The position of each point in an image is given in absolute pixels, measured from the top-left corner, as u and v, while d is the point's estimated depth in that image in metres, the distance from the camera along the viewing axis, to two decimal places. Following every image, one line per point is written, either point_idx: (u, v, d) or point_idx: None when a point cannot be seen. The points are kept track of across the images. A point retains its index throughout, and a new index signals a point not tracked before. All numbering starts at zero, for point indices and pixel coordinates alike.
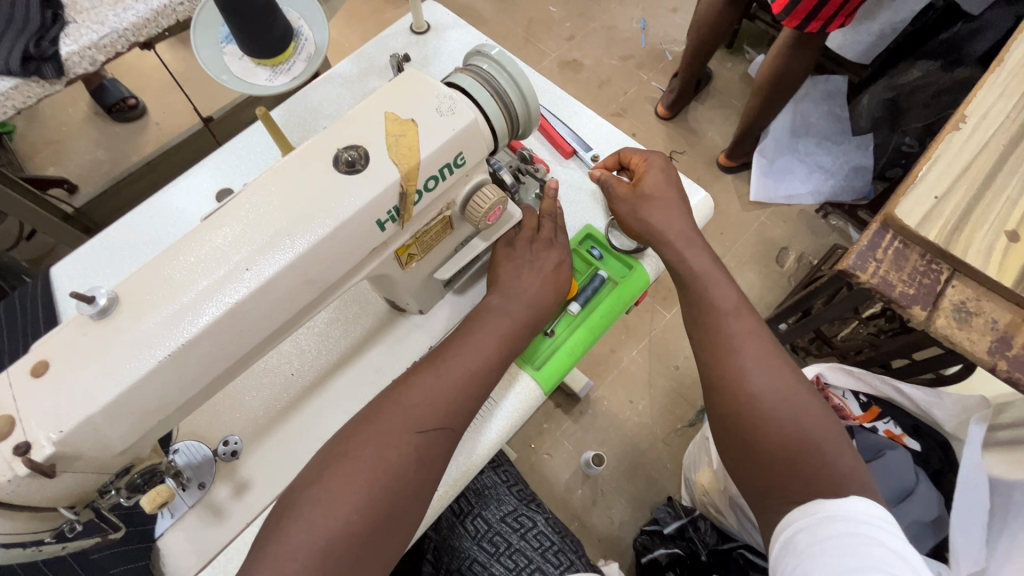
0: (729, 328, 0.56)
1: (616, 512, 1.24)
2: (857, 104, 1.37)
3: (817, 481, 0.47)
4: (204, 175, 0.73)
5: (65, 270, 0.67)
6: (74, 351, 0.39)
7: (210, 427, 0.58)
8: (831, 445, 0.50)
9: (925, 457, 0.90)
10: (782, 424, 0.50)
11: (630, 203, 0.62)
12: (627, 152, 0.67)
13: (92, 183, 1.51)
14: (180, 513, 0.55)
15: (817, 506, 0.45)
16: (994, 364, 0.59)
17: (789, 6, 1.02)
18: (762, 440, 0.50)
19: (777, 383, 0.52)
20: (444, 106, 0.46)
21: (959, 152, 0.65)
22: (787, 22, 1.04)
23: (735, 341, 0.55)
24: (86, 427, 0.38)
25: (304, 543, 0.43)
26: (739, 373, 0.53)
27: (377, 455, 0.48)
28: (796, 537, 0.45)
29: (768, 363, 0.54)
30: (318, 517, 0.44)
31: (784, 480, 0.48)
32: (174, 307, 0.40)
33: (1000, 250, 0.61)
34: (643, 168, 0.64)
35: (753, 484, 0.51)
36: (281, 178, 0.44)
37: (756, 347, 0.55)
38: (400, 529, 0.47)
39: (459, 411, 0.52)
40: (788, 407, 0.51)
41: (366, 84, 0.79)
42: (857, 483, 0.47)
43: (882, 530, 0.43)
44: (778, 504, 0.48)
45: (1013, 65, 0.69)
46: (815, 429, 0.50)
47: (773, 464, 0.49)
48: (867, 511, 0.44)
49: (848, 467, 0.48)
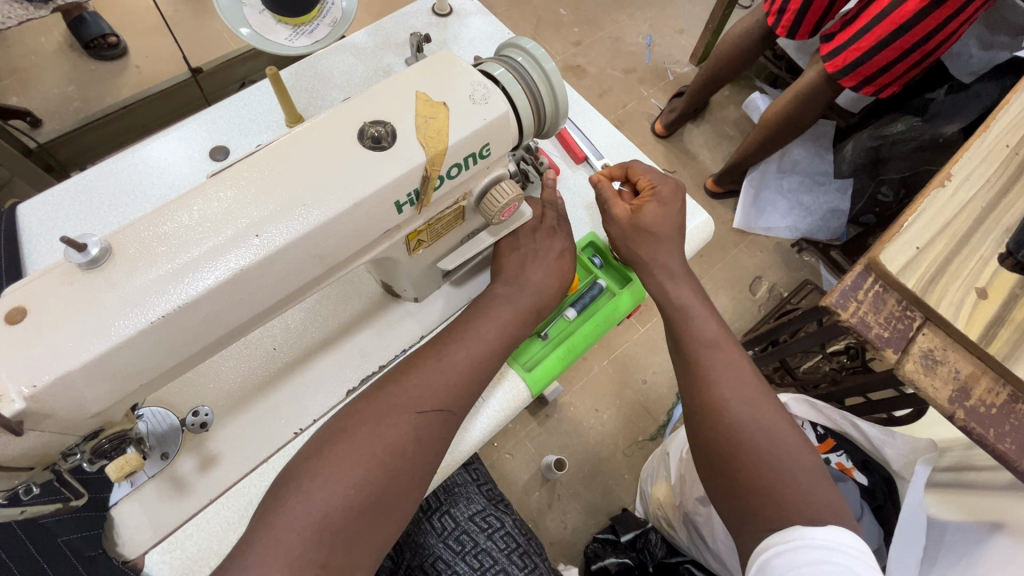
0: (705, 358, 0.57)
1: (570, 518, 1.25)
2: (841, 150, 1.41)
3: (792, 507, 0.48)
4: (199, 128, 0.69)
5: (34, 209, 0.62)
6: (57, 300, 0.36)
7: (178, 395, 0.55)
8: (805, 473, 0.51)
9: (871, 491, 0.92)
10: (760, 454, 0.51)
11: (633, 225, 0.62)
12: (638, 169, 0.66)
13: (58, 120, 1.41)
14: (139, 483, 0.52)
15: (794, 532, 0.46)
16: (953, 412, 0.62)
17: (849, 68, 1.06)
18: (743, 466, 0.51)
19: (754, 412, 0.54)
20: (478, 95, 0.45)
21: (942, 207, 0.68)
22: (844, 81, 1.08)
23: (713, 372, 0.56)
24: (62, 384, 0.35)
25: (304, 514, 0.43)
26: (719, 401, 0.55)
27: (377, 433, 0.47)
28: (773, 561, 0.46)
29: (745, 392, 0.55)
30: (316, 489, 0.44)
31: (763, 505, 0.49)
32: (173, 265, 0.38)
33: (969, 304, 0.64)
34: (649, 195, 0.63)
35: (732, 509, 0.52)
36: (300, 144, 0.42)
37: (736, 378, 0.56)
38: (395, 509, 0.47)
39: (449, 403, 0.51)
40: (768, 434, 0.53)
41: (380, 59, 0.76)
42: (833, 511, 0.48)
43: (853, 557, 0.44)
44: (756, 527, 0.49)
45: (997, 132, 0.72)
46: (787, 458, 0.52)
47: (751, 490, 0.50)
48: (841, 539, 0.45)
49: (824, 496, 0.49)
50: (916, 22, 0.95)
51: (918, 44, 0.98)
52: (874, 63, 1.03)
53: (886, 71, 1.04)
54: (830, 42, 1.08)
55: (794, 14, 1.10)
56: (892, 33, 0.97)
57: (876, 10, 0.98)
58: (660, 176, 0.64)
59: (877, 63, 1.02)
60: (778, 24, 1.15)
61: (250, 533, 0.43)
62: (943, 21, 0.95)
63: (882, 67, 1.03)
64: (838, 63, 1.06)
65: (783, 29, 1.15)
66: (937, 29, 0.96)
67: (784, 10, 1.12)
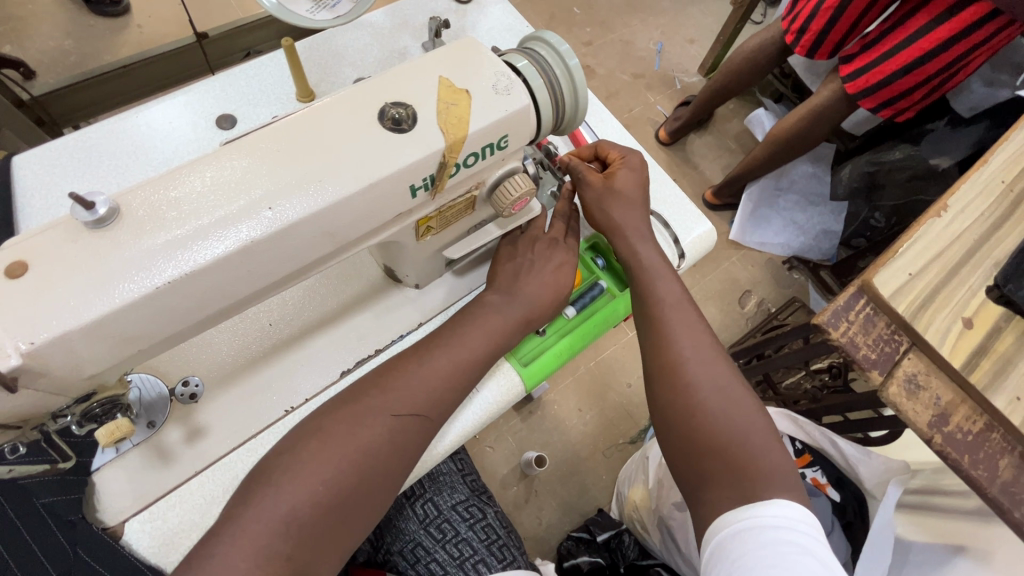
0: (669, 318, 0.57)
1: (545, 514, 1.26)
2: (837, 174, 1.44)
3: (744, 474, 0.49)
4: (206, 95, 0.68)
5: (29, 163, 0.61)
6: (59, 257, 0.35)
7: (170, 364, 0.55)
8: (760, 438, 0.51)
9: (842, 507, 0.95)
10: (716, 416, 0.52)
11: (606, 188, 0.60)
12: (605, 144, 0.64)
13: (53, 75, 1.37)
14: (123, 450, 0.51)
15: (748, 512, 0.46)
16: (931, 436, 0.64)
17: (870, 89, 1.07)
18: (701, 432, 0.51)
19: (712, 375, 0.54)
20: (501, 85, 0.45)
21: (937, 236, 0.70)
22: (863, 102, 1.10)
23: (673, 328, 0.56)
24: (61, 343, 0.35)
25: (271, 509, 0.43)
26: (677, 361, 0.54)
27: (349, 433, 0.47)
28: (728, 542, 0.46)
29: (704, 355, 0.55)
30: (283, 486, 0.44)
31: (716, 471, 0.49)
32: (182, 231, 0.37)
33: (955, 332, 0.66)
34: (618, 163, 0.62)
35: (686, 472, 0.52)
36: (318, 119, 0.42)
37: (694, 340, 0.56)
38: (374, 498, 0.47)
39: (425, 409, 0.51)
40: (723, 396, 0.53)
41: (396, 41, 0.75)
42: (784, 478, 0.49)
43: (805, 536, 0.44)
44: (713, 494, 0.49)
45: (995, 167, 0.74)
46: (744, 423, 0.52)
47: (708, 454, 0.50)
48: (793, 516, 0.45)
49: (773, 459, 0.50)
50: (940, 50, 0.97)
51: (940, 71, 1.01)
52: (894, 87, 1.05)
53: (904, 95, 1.07)
54: (849, 63, 1.10)
55: (815, 35, 1.11)
56: (916, 59, 0.99)
57: (900, 35, 1.00)
58: (627, 147, 0.64)
59: (899, 87, 1.04)
60: (797, 43, 1.16)
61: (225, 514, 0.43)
62: (968, 51, 0.97)
63: (902, 91, 1.05)
64: (858, 85, 1.08)
65: (802, 49, 1.15)
66: (960, 58, 0.98)
67: (805, 30, 1.12)
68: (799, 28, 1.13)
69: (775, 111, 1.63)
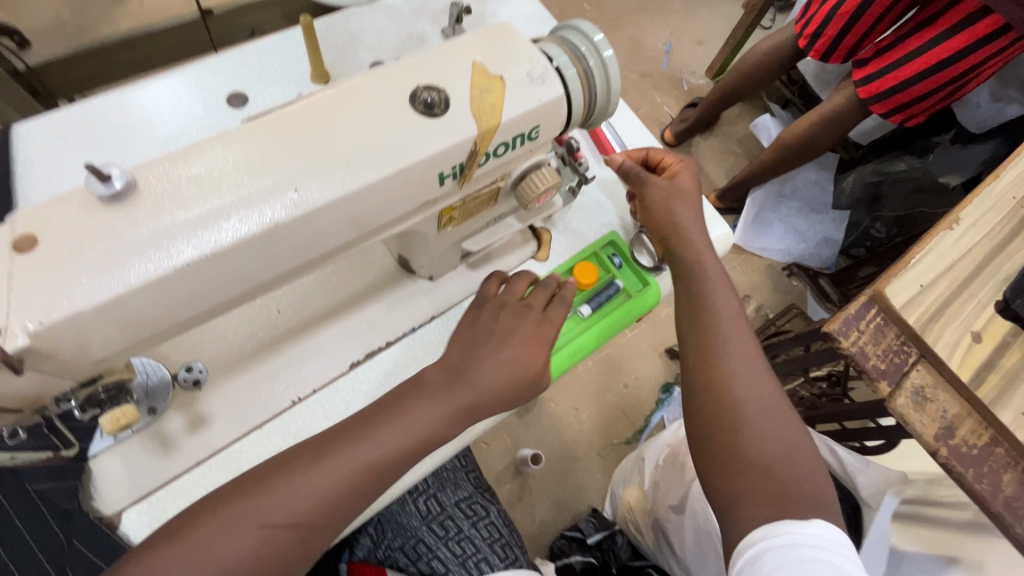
0: (726, 332, 0.54)
1: (539, 512, 1.25)
2: (841, 183, 1.44)
3: (787, 497, 0.47)
4: (216, 70, 0.65)
5: (32, 133, 0.58)
6: (70, 233, 0.33)
7: (174, 349, 0.53)
8: (805, 461, 0.50)
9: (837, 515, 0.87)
10: (765, 440, 0.50)
11: (671, 186, 0.60)
12: (657, 150, 0.65)
13: (48, 45, 1.32)
14: (122, 437, 0.49)
15: (785, 529, 0.44)
16: (936, 449, 0.64)
17: (885, 95, 1.06)
18: (747, 454, 0.49)
19: (760, 393, 0.52)
20: (536, 73, 0.43)
21: (948, 249, 0.69)
22: (876, 108, 1.09)
23: (726, 342, 0.54)
24: (71, 324, 0.33)
25: (265, 518, 0.40)
26: (726, 375, 0.52)
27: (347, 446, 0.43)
28: (762, 557, 0.44)
29: (753, 369, 0.53)
30: (274, 494, 0.41)
31: (753, 489, 0.47)
32: (199, 211, 0.35)
33: (964, 347, 0.66)
34: (677, 167, 0.62)
35: (723, 491, 0.49)
36: (344, 100, 0.40)
37: (744, 353, 0.53)
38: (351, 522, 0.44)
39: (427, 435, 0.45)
40: (773, 417, 0.51)
41: (414, 25, 0.73)
42: (821, 503, 0.47)
43: (842, 556, 0.43)
44: (748, 512, 0.47)
45: (1007, 182, 0.73)
46: (791, 446, 0.50)
47: (755, 475, 0.48)
48: (829, 535, 0.44)
49: (817, 485, 0.49)
50: (958, 58, 0.97)
51: (957, 78, 1.00)
52: (909, 93, 1.04)
53: (919, 102, 1.06)
54: (863, 68, 1.09)
55: (830, 39, 1.10)
56: (933, 65, 0.99)
57: (917, 41, 0.99)
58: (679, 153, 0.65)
59: (912, 93, 1.04)
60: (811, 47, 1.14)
61: (228, 490, 0.41)
62: (986, 58, 0.97)
63: (917, 98, 1.04)
64: (873, 89, 1.07)
65: (816, 53, 1.14)
66: (977, 66, 0.98)
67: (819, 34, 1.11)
68: (814, 31, 1.11)
69: (782, 117, 1.63)
